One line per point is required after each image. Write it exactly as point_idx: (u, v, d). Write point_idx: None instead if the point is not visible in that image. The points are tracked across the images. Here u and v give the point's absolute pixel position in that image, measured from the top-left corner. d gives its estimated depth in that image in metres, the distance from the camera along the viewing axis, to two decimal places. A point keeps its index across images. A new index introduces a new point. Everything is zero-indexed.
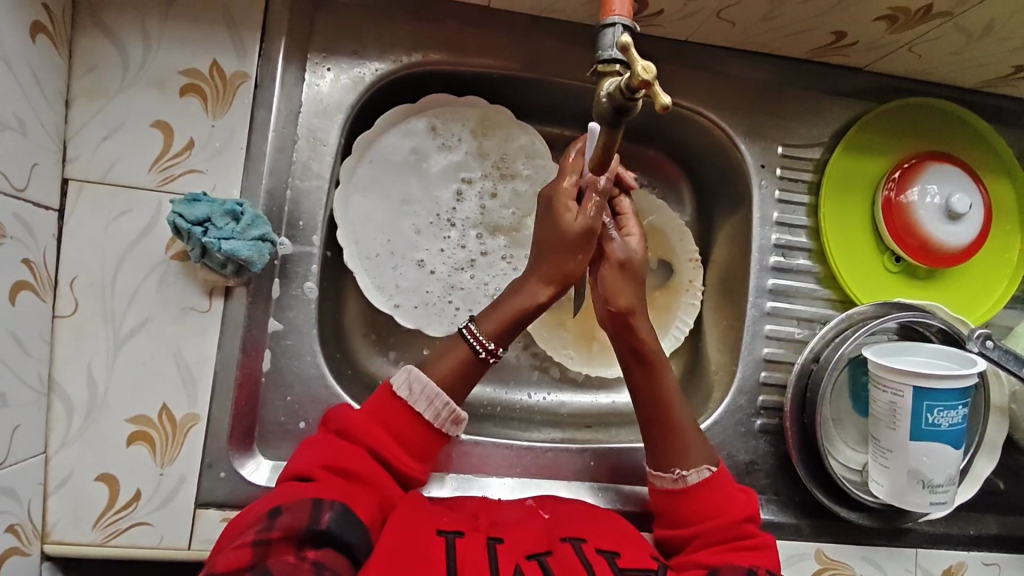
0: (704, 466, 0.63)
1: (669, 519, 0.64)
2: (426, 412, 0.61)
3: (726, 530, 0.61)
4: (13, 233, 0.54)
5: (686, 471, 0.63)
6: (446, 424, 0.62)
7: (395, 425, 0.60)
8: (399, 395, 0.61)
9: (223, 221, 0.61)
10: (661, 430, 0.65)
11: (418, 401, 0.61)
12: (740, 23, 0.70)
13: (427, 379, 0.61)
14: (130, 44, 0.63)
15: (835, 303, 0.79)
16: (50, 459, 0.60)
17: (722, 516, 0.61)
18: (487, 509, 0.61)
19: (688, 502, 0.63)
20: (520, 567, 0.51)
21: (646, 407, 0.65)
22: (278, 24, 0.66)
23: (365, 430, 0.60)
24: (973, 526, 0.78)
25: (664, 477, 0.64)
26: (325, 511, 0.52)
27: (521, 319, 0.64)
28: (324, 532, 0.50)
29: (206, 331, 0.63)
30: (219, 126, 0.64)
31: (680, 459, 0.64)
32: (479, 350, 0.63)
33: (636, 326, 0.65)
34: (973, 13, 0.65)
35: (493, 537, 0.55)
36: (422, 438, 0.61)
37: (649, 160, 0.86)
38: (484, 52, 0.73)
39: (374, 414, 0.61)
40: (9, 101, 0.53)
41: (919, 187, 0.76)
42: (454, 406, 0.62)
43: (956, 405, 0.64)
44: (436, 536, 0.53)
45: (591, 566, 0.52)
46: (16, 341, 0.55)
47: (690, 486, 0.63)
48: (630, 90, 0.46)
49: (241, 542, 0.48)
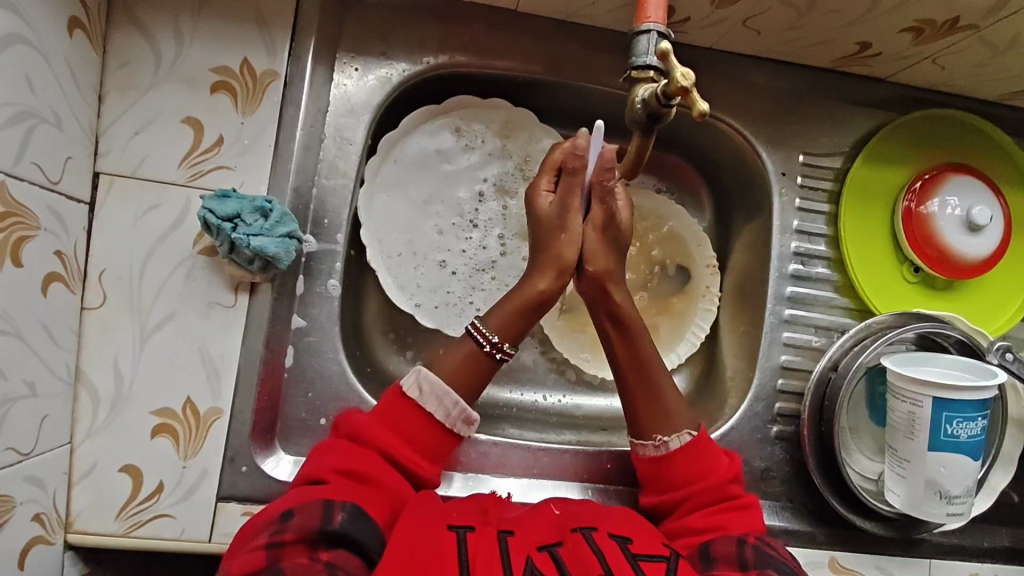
0: (685, 431, 0.65)
1: (656, 485, 0.65)
2: (437, 412, 0.61)
3: (713, 492, 0.62)
4: (47, 225, 0.55)
5: (667, 437, 0.65)
6: (457, 423, 0.62)
7: (406, 425, 0.61)
8: (408, 396, 0.61)
9: (253, 218, 0.61)
10: (638, 392, 0.66)
11: (428, 400, 0.61)
12: (765, 32, 0.70)
13: (437, 378, 0.62)
14: (163, 41, 0.64)
15: (853, 312, 0.79)
16: (75, 450, 0.60)
17: (706, 479, 0.63)
18: (495, 504, 0.61)
19: (674, 468, 0.64)
20: (531, 560, 0.51)
21: (630, 369, 0.67)
22: (308, 24, 0.67)
23: (376, 432, 0.60)
24: (987, 538, 0.78)
25: (647, 444, 0.65)
26: (336, 511, 0.53)
27: (527, 317, 0.65)
28: (336, 532, 0.51)
29: (231, 326, 0.64)
30: (248, 123, 0.65)
31: (660, 426, 0.65)
32: (484, 346, 0.63)
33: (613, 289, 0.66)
34: (999, 26, 0.66)
35: (504, 530, 0.55)
36: (435, 438, 0.61)
37: (668, 166, 0.86)
38: (509, 55, 0.73)
39: (386, 417, 0.61)
40: (46, 94, 0.54)
41: (939, 199, 0.76)
42: (466, 406, 0.62)
43: (976, 416, 0.64)
44: (448, 530, 0.53)
45: (602, 554, 0.51)
46: (47, 331, 0.56)
47: (672, 450, 0.64)
48: (667, 97, 0.47)
49: (256, 545, 0.49)
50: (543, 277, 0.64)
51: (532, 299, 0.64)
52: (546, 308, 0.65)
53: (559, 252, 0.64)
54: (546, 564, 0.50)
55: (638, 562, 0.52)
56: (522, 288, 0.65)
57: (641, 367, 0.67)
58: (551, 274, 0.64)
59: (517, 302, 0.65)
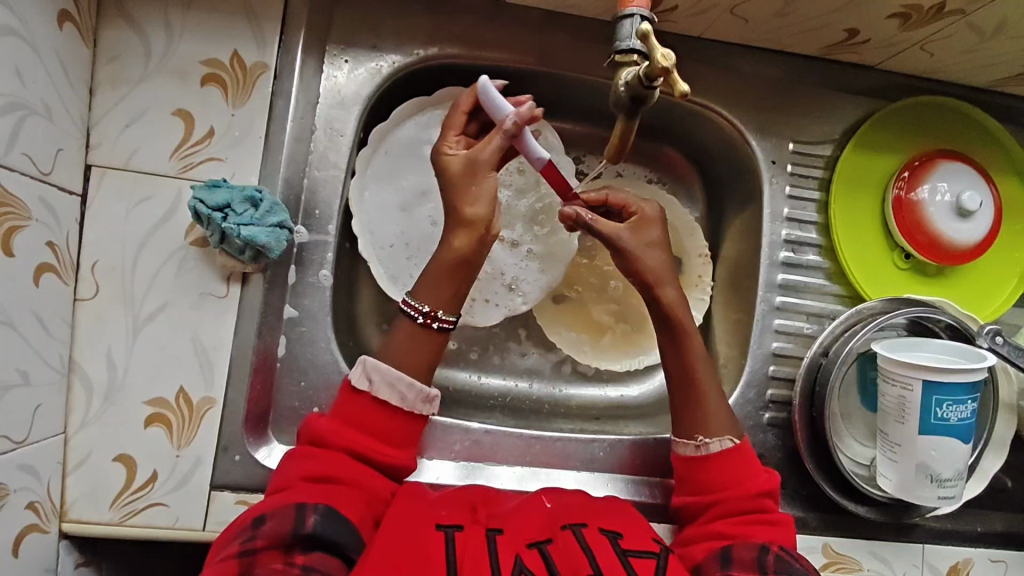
0: (726, 436, 0.65)
1: (688, 486, 0.66)
2: (392, 397, 0.60)
3: (747, 502, 0.62)
4: (38, 216, 0.56)
5: (708, 438, 0.65)
6: (416, 404, 0.61)
7: (364, 419, 0.60)
8: (359, 388, 0.60)
9: (243, 207, 0.62)
10: (681, 397, 0.66)
11: (378, 388, 0.60)
12: (752, 19, 0.71)
13: (385, 364, 0.61)
14: (153, 34, 0.64)
15: (845, 299, 0.79)
16: (69, 440, 0.61)
17: (741, 488, 0.63)
18: (487, 501, 0.61)
19: (709, 470, 0.65)
20: (520, 558, 0.52)
21: (678, 375, 0.67)
22: (298, 17, 0.68)
23: (338, 433, 0.59)
24: (980, 524, 0.79)
25: (687, 443, 0.66)
26: (309, 514, 0.53)
27: (460, 278, 0.62)
28: (310, 535, 0.52)
29: (223, 316, 0.64)
30: (238, 115, 0.65)
31: (702, 427, 0.65)
32: (417, 317, 0.62)
33: (661, 293, 0.65)
34: (985, 11, 0.66)
35: (493, 529, 0.56)
36: (395, 423, 0.61)
37: (661, 156, 0.87)
38: (498, 46, 0.74)
39: (342, 413, 0.60)
40: (37, 86, 0.55)
41: (930, 184, 0.76)
42: (421, 385, 0.61)
43: (965, 399, 0.64)
44: (436, 530, 0.53)
45: (591, 551, 0.52)
46: (39, 321, 0.56)
47: (712, 453, 0.65)
48: (648, 79, 0.48)
49: (228, 554, 0.50)
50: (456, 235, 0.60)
51: (455, 259, 0.61)
52: (475, 268, 0.62)
53: (458, 208, 0.60)
54: (536, 564, 0.51)
55: (628, 558, 0.52)
56: (437, 253, 0.62)
57: (685, 376, 0.66)
58: (463, 230, 0.61)
59: (441, 268, 0.61)
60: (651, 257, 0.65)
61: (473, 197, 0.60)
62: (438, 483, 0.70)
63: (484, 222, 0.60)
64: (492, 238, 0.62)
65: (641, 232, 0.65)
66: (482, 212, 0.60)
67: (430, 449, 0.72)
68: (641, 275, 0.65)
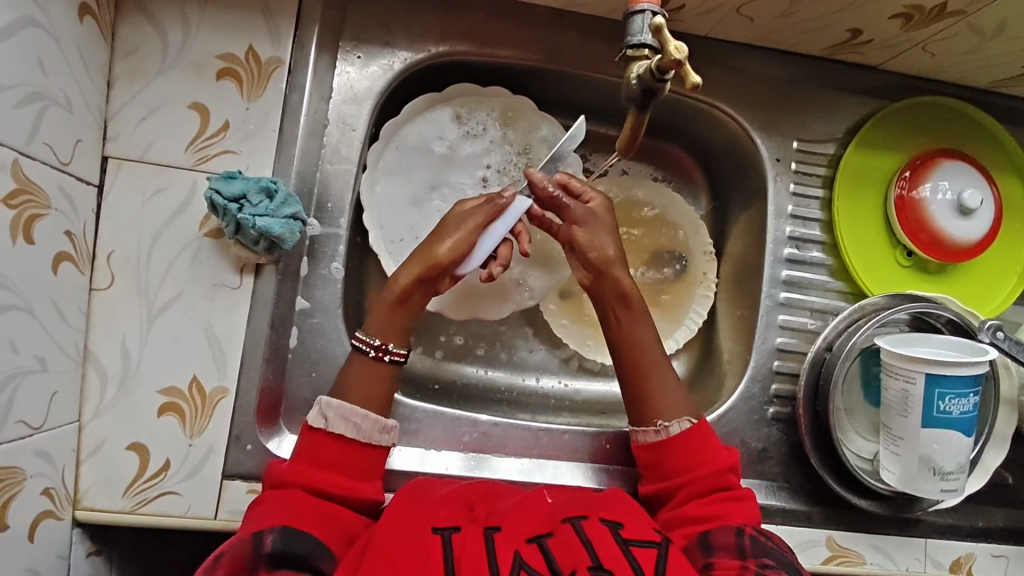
0: (685, 418, 0.66)
1: (656, 472, 0.67)
2: (348, 431, 0.62)
3: (710, 480, 0.64)
4: (57, 205, 0.56)
5: (668, 422, 0.66)
6: (374, 434, 0.63)
7: (325, 455, 0.61)
8: (316, 428, 0.61)
9: (258, 198, 0.63)
10: (631, 383, 0.68)
11: (335, 424, 0.61)
12: (758, 19, 0.72)
13: (340, 401, 0.62)
14: (170, 28, 0.65)
15: (847, 295, 0.80)
16: (83, 428, 0.61)
17: (706, 466, 0.64)
18: (485, 499, 0.61)
19: (672, 453, 0.65)
20: (519, 554, 0.52)
21: (625, 350, 0.69)
22: (312, 13, 0.69)
23: (298, 472, 0.60)
24: (982, 519, 0.79)
25: (647, 430, 0.67)
26: (267, 533, 0.54)
27: (407, 313, 0.66)
28: (272, 552, 0.52)
29: (236, 307, 0.65)
30: (253, 109, 0.66)
31: (661, 410, 0.67)
32: (370, 352, 0.65)
33: (616, 273, 0.69)
34: (986, 12, 0.67)
35: (490, 526, 0.55)
36: (358, 455, 0.62)
37: (666, 154, 0.88)
38: (508, 44, 0.75)
39: (301, 454, 0.61)
40: (58, 77, 0.56)
41: (931, 183, 0.78)
42: (377, 416, 0.63)
43: (967, 392, 0.65)
44: (432, 534, 0.53)
45: (591, 543, 0.52)
46: (57, 309, 0.57)
47: (672, 436, 0.66)
48: (661, 72, 0.49)
49: None
50: (407, 269, 0.66)
51: (401, 293, 0.66)
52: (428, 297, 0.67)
53: (431, 249, 0.66)
54: (536, 558, 0.51)
55: (629, 547, 0.53)
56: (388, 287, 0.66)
57: (640, 354, 0.68)
58: (415, 266, 0.66)
59: (391, 300, 0.66)
60: (598, 240, 0.69)
61: (445, 242, 0.66)
62: (446, 474, 0.71)
63: (440, 264, 0.66)
64: (437, 286, 0.67)
65: (598, 217, 0.69)
66: (443, 255, 0.65)
67: (439, 441, 0.72)
68: (595, 255, 0.68)
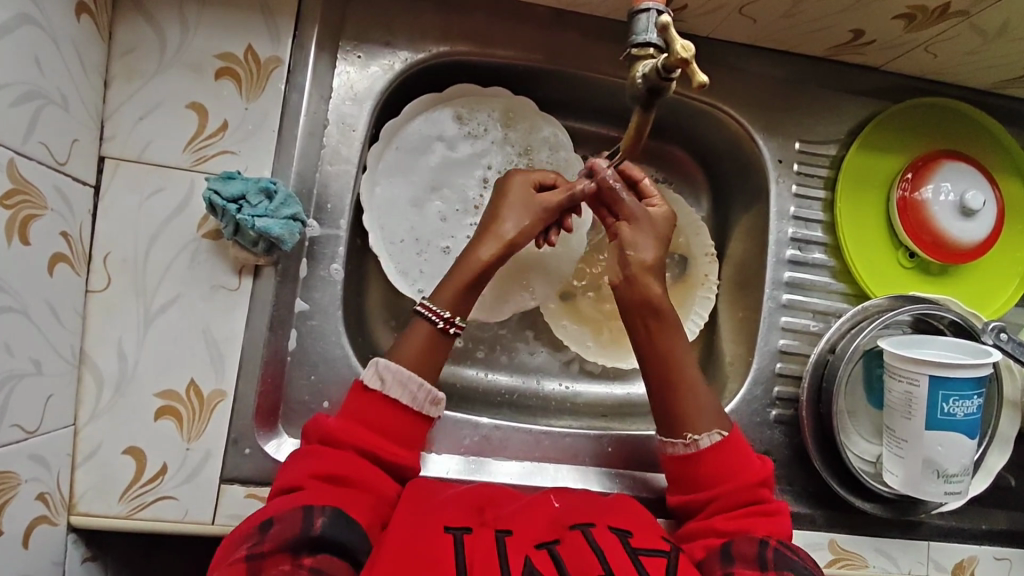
0: (714, 431, 0.65)
1: (685, 482, 0.66)
2: (404, 397, 0.62)
3: (743, 494, 0.63)
4: (53, 205, 0.56)
5: (697, 435, 0.65)
6: (424, 405, 0.63)
7: (374, 418, 0.61)
8: (371, 388, 0.62)
9: (257, 199, 0.62)
10: (661, 399, 0.67)
11: (391, 387, 0.62)
12: (760, 19, 0.72)
13: (397, 365, 0.63)
14: (168, 27, 0.64)
15: (850, 296, 0.80)
16: (79, 432, 0.61)
17: (738, 480, 0.63)
18: (492, 503, 0.60)
19: (704, 465, 0.64)
20: (530, 560, 0.50)
21: (655, 363, 0.67)
22: (312, 12, 0.68)
23: (347, 429, 0.60)
24: (985, 521, 0.79)
25: (677, 443, 0.65)
26: (317, 516, 0.52)
27: (474, 290, 0.67)
28: (319, 536, 0.51)
29: (234, 309, 0.64)
30: (252, 109, 0.65)
31: (692, 423, 0.65)
32: (435, 321, 0.65)
33: (646, 283, 0.67)
34: (989, 13, 0.67)
35: (501, 530, 0.54)
36: (406, 423, 0.62)
37: (667, 156, 0.88)
38: (509, 44, 0.74)
39: (350, 412, 0.61)
40: (55, 76, 0.55)
41: (934, 184, 0.77)
42: (431, 386, 0.63)
43: (971, 394, 0.65)
44: (445, 532, 0.52)
45: (602, 552, 0.52)
46: (52, 311, 0.56)
47: (703, 448, 0.64)
48: (667, 70, 0.49)
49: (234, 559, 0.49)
50: (485, 246, 0.67)
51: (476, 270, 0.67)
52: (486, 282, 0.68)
53: (497, 227, 0.68)
54: (545, 564, 0.50)
55: (638, 556, 0.52)
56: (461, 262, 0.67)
57: (665, 362, 0.67)
58: (492, 244, 0.67)
59: (460, 279, 0.66)
60: (637, 240, 0.68)
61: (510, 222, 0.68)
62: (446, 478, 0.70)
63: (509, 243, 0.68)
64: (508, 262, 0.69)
65: (645, 221, 0.69)
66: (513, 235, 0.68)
67: (439, 445, 0.72)
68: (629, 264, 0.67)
